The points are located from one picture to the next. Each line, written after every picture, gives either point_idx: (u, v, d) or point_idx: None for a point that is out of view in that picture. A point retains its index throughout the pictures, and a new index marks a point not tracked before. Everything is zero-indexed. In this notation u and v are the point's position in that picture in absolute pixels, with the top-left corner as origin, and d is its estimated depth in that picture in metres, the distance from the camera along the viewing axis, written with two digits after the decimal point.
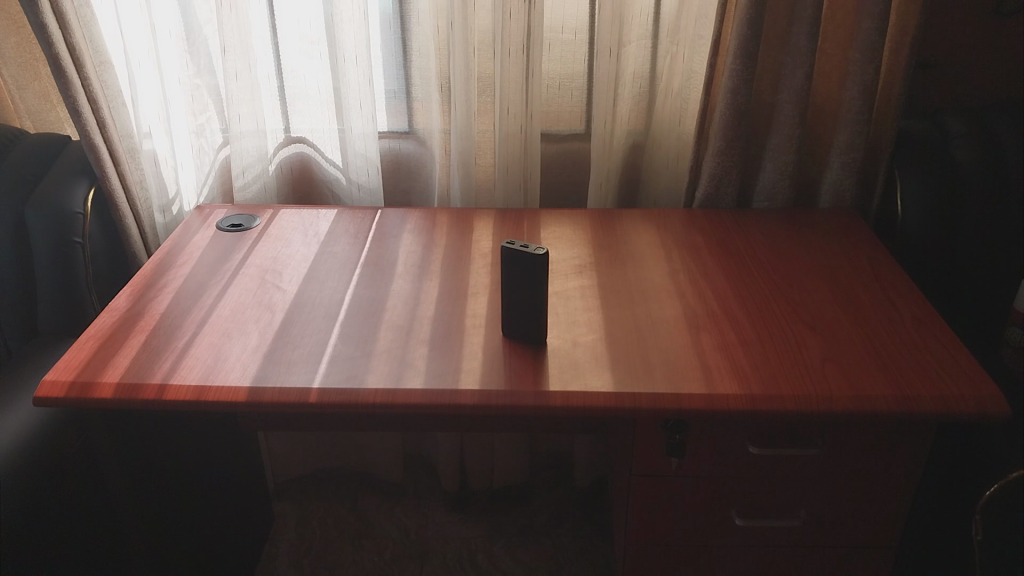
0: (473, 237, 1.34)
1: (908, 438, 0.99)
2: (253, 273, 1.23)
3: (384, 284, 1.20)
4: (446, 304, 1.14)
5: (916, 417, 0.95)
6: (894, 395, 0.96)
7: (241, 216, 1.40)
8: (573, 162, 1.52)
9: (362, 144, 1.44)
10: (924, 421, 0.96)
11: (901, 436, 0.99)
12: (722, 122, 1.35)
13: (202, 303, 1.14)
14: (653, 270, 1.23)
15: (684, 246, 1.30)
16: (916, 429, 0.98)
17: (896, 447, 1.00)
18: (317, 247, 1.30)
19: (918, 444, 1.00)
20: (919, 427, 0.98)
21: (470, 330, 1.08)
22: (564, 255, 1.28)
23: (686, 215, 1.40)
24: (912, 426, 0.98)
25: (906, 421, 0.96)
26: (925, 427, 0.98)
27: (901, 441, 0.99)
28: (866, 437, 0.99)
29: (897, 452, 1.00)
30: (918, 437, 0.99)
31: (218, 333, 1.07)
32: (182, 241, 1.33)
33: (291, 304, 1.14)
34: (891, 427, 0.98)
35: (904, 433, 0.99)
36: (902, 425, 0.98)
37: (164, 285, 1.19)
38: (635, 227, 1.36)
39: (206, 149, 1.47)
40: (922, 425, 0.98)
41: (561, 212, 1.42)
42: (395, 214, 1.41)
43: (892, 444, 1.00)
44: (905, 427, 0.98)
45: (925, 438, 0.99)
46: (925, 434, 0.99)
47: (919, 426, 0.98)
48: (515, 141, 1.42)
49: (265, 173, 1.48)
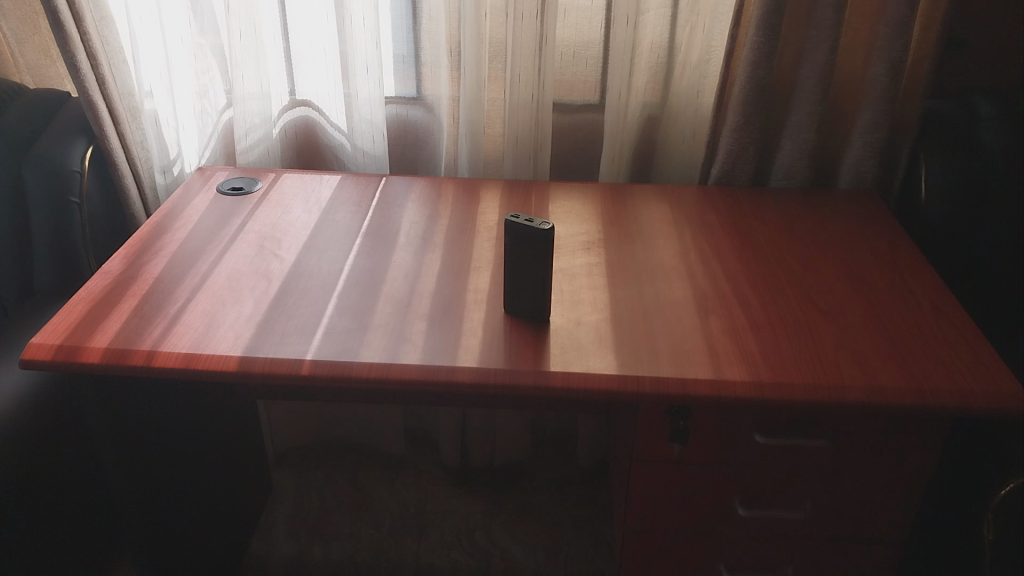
0: (479, 209, 1.30)
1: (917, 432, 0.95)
2: (252, 240, 1.19)
3: (385, 254, 1.16)
4: (448, 277, 1.11)
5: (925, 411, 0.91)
6: (906, 387, 0.92)
7: (242, 179, 1.37)
8: (586, 134, 1.47)
9: (368, 109, 1.39)
10: (935, 415, 0.92)
11: (908, 429, 0.95)
12: (741, 96, 1.30)
13: (198, 269, 1.11)
14: (664, 248, 1.19)
15: (697, 223, 1.26)
16: (926, 424, 0.95)
17: (904, 440, 0.96)
18: (318, 215, 1.26)
19: (927, 439, 0.96)
20: (930, 420, 0.94)
21: (470, 305, 1.05)
22: (573, 231, 1.24)
23: (699, 192, 1.36)
24: (920, 419, 0.94)
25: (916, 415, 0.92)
26: (935, 422, 0.94)
27: (908, 436, 0.96)
28: (873, 430, 0.95)
29: (905, 446, 0.97)
30: (928, 431, 0.95)
31: (212, 301, 1.04)
32: (181, 204, 1.29)
33: (288, 273, 1.11)
34: (900, 419, 0.94)
35: (913, 427, 0.95)
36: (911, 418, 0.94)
37: (160, 249, 1.16)
38: (647, 203, 1.32)
39: (209, 110, 1.42)
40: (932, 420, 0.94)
41: (571, 185, 1.38)
42: (400, 182, 1.38)
43: (899, 436, 0.96)
44: (914, 420, 0.94)
45: (934, 433, 0.95)
46: (935, 429, 0.95)
47: (930, 421, 0.94)
48: (526, 111, 1.37)
49: (269, 136, 1.44)
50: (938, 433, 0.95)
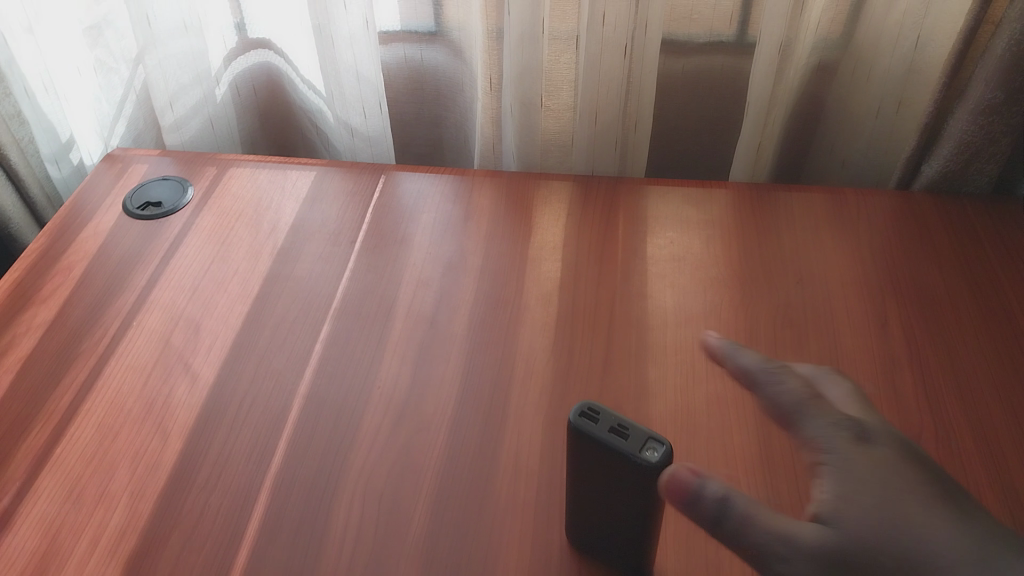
0: (530, 248, 0.79)
1: (910, 484, 0.41)
2: (154, 325, 0.73)
3: (366, 366, 0.68)
4: (469, 432, 0.63)
5: (778, 394, 0.45)
6: (717, 344, 0.47)
7: (166, 183, 0.87)
8: (708, 90, 0.90)
9: (351, 53, 0.85)
10: (796, 399, 0.44)
11: (842, 473, 0.41)
12: (1004, 57, 0.71)
13: (54, 406, 0.66)
14: (855, 359, 0.67)
15: (903, 288, 0.73)
16: (902, 456, 0.42)
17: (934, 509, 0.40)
18: (268, 264, 0.78)
19: (863, 500, 0.40)
20: (852, 448, 0.42)
21: (502, 517, 0.58)
22: (690, 309, 0.72)
23: (895, 208, 0.81)
24: (834, 425, 0.43)
25: (776, 412, 0.45)
26: (873, 435, 0.43)
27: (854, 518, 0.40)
28: (766, 507, 0.41)
29: (975, 520, 0.40)
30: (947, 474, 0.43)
31: (63, 493, 0.60)
32: (66, 235, 0.82)
33: (196, 419, 0.65)
34: (796, 427, 0.44)
35: (854, 454, 0.42)
36: (785, 397, 0.44)
37: (6, 352, 0.71)
38: (815, 238, 0.78)
39: (111, 63, 0.91)
40: (870, 444, 0.42)
41: (683, 192, 0.84)
42: (409, 186, 0.86)
43: (856, 499, 0.40)
44: (825, 423, 0.43)
45: (896, 449, 0.42)
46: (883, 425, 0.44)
47: (865, 428, 0.43)
48: (614, 65, 0.81)
49: (210, 98, 0.92)
50: (885, 461, 0.42)
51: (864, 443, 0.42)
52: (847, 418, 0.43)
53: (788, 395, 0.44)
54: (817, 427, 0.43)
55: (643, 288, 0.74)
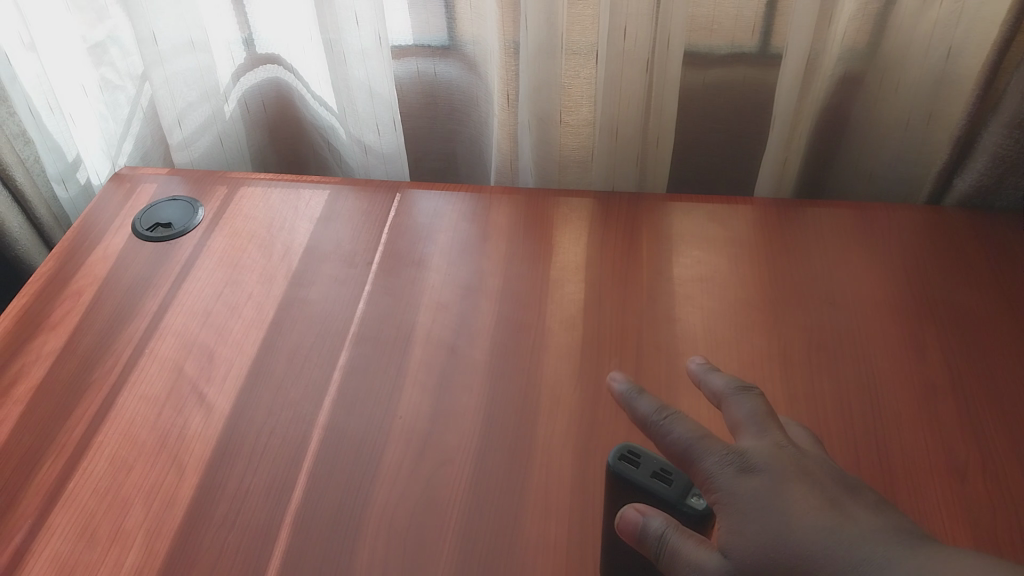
0: (551, 269, 0.77)
1: (795, 505, 0.42)
2: (167, 354, 0.70)
3: (386, 395, 0.66)
4: (496, 464, 0.61)
5: (672, 441, 0.46)
6: (621, 394, 0.49)
7: (175, 204, 0.85)
8: (729, 102, 0.88)
9: (364, 69, 0.83)
10: (686, 440, 0.45)
11: (727, 505, 0.43)
12: None
13: (65, 439, 0.64)
14: (891, 385, 0.65)
15: (937, 309, 0.71)
16: (787, 477, 0.43)
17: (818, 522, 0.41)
18: (283, 287, 0.76)
19: (752, 529, 0.41)
20: (738, 479, 0.43)
21: (533, 556, 0.56)
22: (718, 333, 0.70)
23: (925, 225, 0.79)
24: (720, 459, 0.44)
25: (673, 458, 0.46)
26: (758, 462, 0.44)
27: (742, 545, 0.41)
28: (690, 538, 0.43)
29: (858, 523, 0.41)
30: (841, 482, 0.43)
31: (76, 532, 0.58)
32: (74, 258, 0.80)
33: (213, 452, 0.63)
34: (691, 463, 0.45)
35: (741, 483, 0.43)
36: (682, 435, 0.46)
37: (15, 382, 0.68)
38: (844, 257, 0.76)
39: (117, 81, 0.89)
40: (753, 474, 0.43)
41: (706, 209, 0.82)
42: (425, 204, 0.84)
43: (741, 529, 0.42)
44: (714, 457, 0.44)
45: (782, 472, 0.43)
46: (771, 448, 0.45)
47: (750, 457, 0.44)
48: (634, 80, 0.79)
49: (219, 115, 0.90)
50: (766, 486, 0.43)
51: (745, 474, 0.43)
52: (731, 451, 0.44)
53: (681, 439, 0.46)
54: (706, 464, 0.44)
55: (669, 310, 0.72)
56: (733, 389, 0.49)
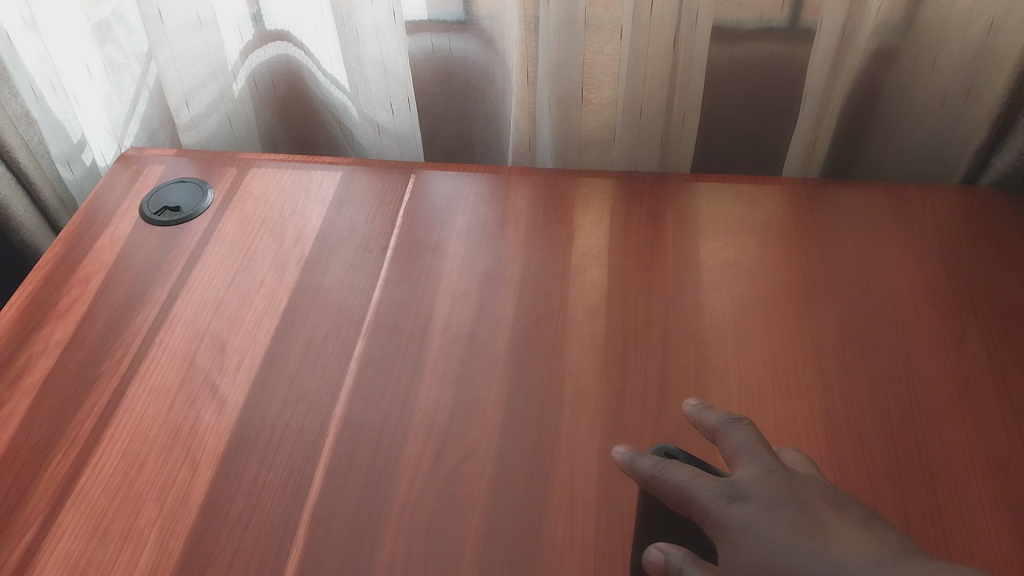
0: (573, 253, 0.74)
1: (782, 529, 0.41)
2: (178, 344, 0.68)
3: (405, 387, 0.64)
4: (519, 461, 0.59)
5: (669, 488, 0.47)
6: (621, 458, 0.51)
7: (184, 186, 0.83)
8: (756, 78, 0.85)
9: (377, 46, 0.80)
10: (681, 483, 0.46)
11: (722, 538, 0.43)
12: None
13: (75, 433, 0.62)
14: (929, 376, 0.63)
15: (977, 296, 0.68)
16: (776, 501, 0.43)
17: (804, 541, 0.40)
18: (296, 274, 0.74)
19: (739, 555, 0.41)
20: (728, 508, 0.43)
21: (559, 557, 0.54)
22: (748, 321, 0.67)
23: (962, 207, 0.76)
24: (710, 492, 0.44)
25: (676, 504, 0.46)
26: (748, 490, 0.44)
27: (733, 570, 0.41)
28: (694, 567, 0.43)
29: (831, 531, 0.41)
30: (829, 499, 0.43)
31: (87, 531, 0.56)
32: (80, 243, 0.78)
33: (226, 447, 0.61)
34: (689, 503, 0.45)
35: (731, 512, 0.43)
36: (680, 478, 0.46)
37: (22, 373, 0.66)
38: (878, 242, 0.74)
39: (122, 59, 0.87)
40: (742, 502, 0.43)
41: (734, 191, 0.79)
42: (441, 185, 0.82)
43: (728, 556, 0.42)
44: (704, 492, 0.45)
45: (770, 495, 0.43)
46: (760, 473, 0.45)
47: (739, 486, 0.44)
48: (660, 57, 0.75)
49: (227, 95, 0.88)
50: (754, 513, 0.43)
51: (736, 503, 0.43)
52: (722, 483, 0.45)
53: (676, 483, 0.46)
54: (699, 501, 0.45)
55: (696, 297, 0.69)
56: (724, 420, 0.50)
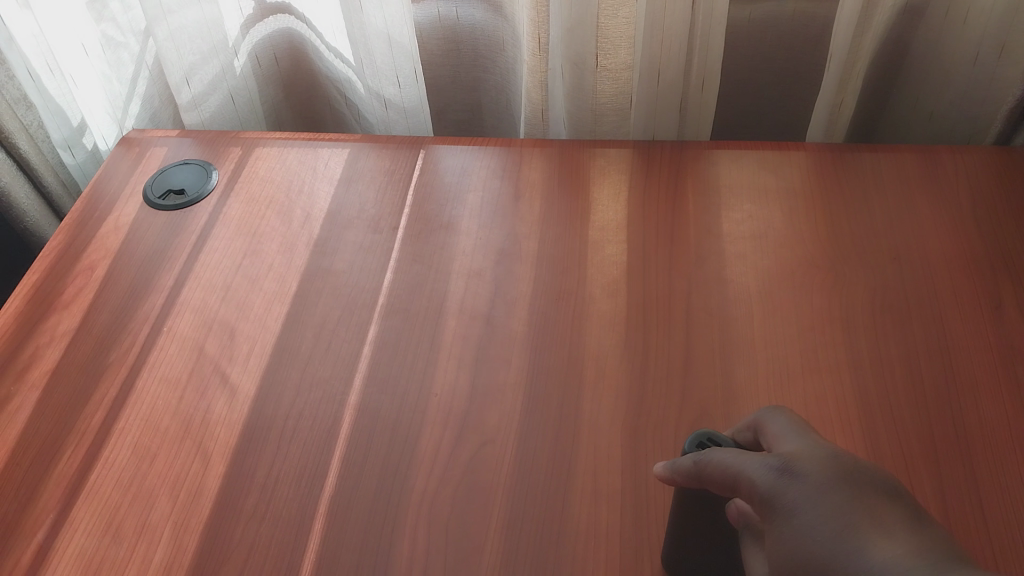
0: (589, 228, 0.71)
1: (825, 514, 0.33)
2: (187, 331, 0.67)
3: (421, 371, 0.62)
4: (540, 446, 0.57)
5: (709, 471, 0.39)
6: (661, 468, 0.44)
7: (188, 168, 0.80)
8: (777, 38, 0.81)
9: (381, 15, 0.77)
10: (722, 463, 0.38)
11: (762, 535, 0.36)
12: None
13: (85, 426, 0.61)
14: (965, 348, 0.60)
15: (1015, 262, 0.65)
16: (832, 482, 0.34)
17: (850, 540, 0.32)
18: (305, 256, 0.71)
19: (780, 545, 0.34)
20: (781, 490, 0.35)
21: (584, 546, 0.52)
22: (775, 294, 0.65)
23: (997, 169, 0.72)
24: (759, 469, 0.36)
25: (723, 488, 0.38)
26: (800, 465, 0.35)
27: (778, 572, 0.34)
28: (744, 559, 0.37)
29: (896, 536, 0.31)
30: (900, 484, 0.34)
31: (100, 528, 0.55)
32: (84, 230, 0.76)
33: (239, 438, 0.59)
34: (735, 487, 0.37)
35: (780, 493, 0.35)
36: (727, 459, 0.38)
37: (30, 366, 0.65)
38: (909, 207, 0.70)
39: (119, 37, 0.85)
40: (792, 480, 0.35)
41: (757, 158, 0.76)
42: (451, 160, 0.79)
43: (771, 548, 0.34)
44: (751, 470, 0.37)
45: (828, 475, 0.34)
46: (815, 449, 0.36)
47: (792, 461, 0.36)
48: (678, 18, 0.72)
49: (229, 72, 0.85)
50: (810, 496, 0.34)
51: (785, 480, 0.35)
52: (769, 457, 0.36)
53: (719, 465, 0.39)
54: (746, 477, 0.37)
55: (720, 271, 0.67)
56: (764, 408, 0.43)
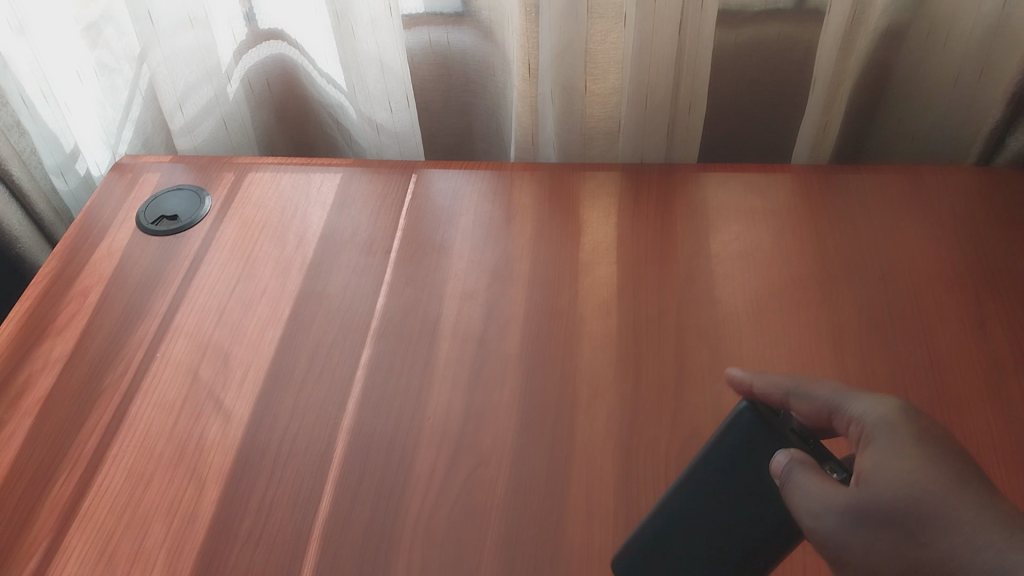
0: (581, 250, 0.72)
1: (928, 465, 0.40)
2: (181, 356, 0.67)
3: (415, 394, 0.62)
4: (535, 467, 0.57)
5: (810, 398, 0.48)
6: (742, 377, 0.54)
7: (181, 193, 0.81)
8: (763, 62, 0.83)
9: (373, 40, 0.78)
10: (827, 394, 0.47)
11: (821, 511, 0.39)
12: None
13: (78, 453, 0.61)
14: (952, 365, 0.61)
15: (998, 280, 0.66)
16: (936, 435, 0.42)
17: (950, 498, 0.38)
18: (299, 280, 0.72)
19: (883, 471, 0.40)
20: (898, 419, 0.43)
21: (580, 566, 0.52)
22: (765, 314, 0.65)
23: (978, 189, 0.74)
24: (873, 405, 0.44)
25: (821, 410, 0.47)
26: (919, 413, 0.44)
27: (875, 492, 0.40)
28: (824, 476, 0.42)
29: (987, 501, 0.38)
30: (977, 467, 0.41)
31: (94, 554, 0.55)
32: (77, 256, 0.76)
33: (233, 463, 0.59)
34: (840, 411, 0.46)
35: (895, 422, 0.43)
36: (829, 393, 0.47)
37: (23, 393, 0.65)
38: (893, 227, 0.72)
39: (114, 63, 0.85)
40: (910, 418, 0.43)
41: (744, 180, 0.77)
42: (443, 184, 0.80)
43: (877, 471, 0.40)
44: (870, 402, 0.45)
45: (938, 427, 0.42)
46: None
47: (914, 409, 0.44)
48: (665, 43, 0.73)
49: (222, 97, 0.86)
50: (921, 433, 0.41)
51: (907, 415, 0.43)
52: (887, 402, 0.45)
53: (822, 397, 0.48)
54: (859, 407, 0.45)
55: (710, 292, 0.68)
56: None
